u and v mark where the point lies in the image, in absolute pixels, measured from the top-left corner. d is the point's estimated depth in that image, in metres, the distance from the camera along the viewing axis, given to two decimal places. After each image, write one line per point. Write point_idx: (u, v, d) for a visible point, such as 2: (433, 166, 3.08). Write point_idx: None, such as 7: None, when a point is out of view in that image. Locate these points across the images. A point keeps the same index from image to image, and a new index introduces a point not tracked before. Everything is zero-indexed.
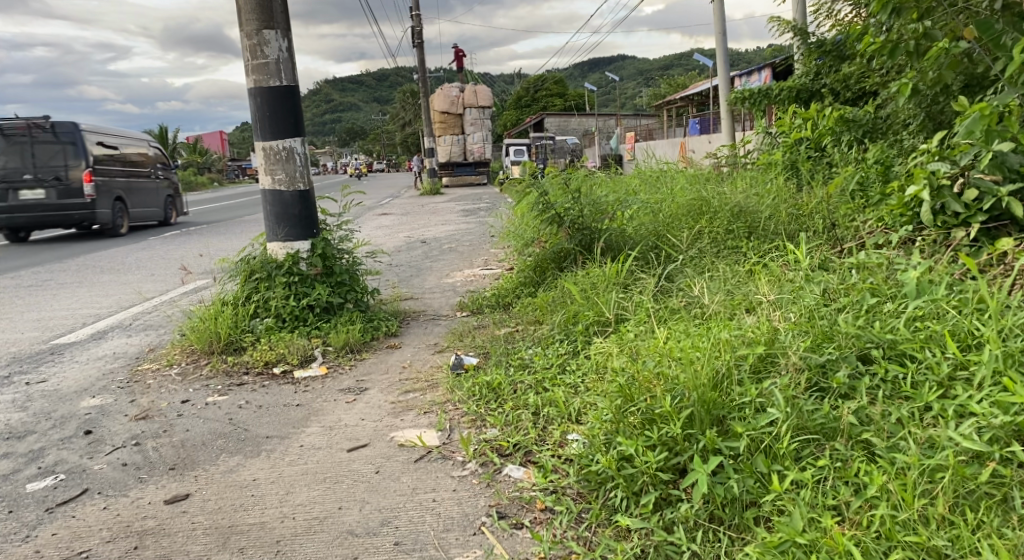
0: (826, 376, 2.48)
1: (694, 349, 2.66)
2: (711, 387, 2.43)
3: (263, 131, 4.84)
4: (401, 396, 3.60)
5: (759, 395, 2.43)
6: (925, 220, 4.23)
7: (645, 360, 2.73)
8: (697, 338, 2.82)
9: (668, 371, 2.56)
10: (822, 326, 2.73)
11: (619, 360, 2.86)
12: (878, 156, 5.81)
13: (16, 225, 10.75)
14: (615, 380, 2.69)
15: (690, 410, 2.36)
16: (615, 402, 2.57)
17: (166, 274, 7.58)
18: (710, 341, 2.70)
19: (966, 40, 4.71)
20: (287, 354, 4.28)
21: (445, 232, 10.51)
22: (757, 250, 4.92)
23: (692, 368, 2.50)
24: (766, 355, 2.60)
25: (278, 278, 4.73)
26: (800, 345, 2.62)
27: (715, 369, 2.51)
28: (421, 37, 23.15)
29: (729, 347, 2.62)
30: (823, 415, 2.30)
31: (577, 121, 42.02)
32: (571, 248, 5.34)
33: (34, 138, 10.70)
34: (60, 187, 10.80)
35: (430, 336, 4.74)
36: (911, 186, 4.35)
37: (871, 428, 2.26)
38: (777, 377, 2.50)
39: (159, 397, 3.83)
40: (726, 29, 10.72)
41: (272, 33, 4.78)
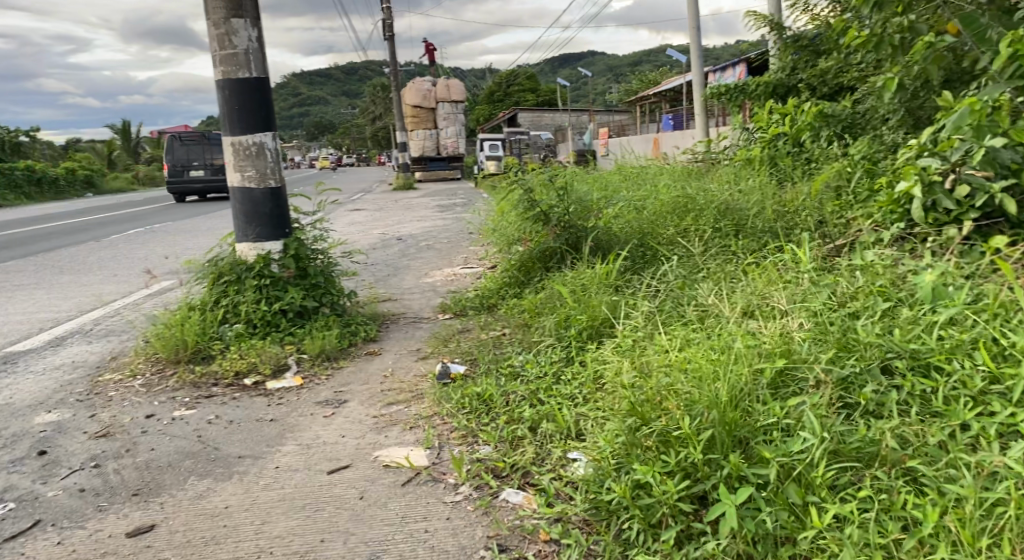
0: (851, 393, 2.32)
1: (706, 361, 2.49)
2: (730, 406, 2.27)
3: (232, 125, 4.57)
4: (384, 409, 3.38)
5: (784, 416, 2.26)
6: (916, 218, 4.09)
7: (654, 374, 2.56)
8: (706, 348, 2.66)
9: (682, 387, 2.39)
10: (838, 334, 2.57)
11: (623, 372, 2.69)
12: (863, 151, 5.70)
13: (190, 191, 17.55)
14: (623, 396, 2.51)
15: (712, 433, 2.19)
16: (623, 420, 2.40)
17: (129, 275, 7.25)
18: (723, 353, 2.54)
19: (951, 34, 4.62)
20: (259, 364, 4.03)
21: (421, 228, 10.31)
22: (747, 248, 4.78)
23: (708, 384, 2.34)
24: (784, 370, 2.43)
25: (248, 281, 4.47)
26: (819, 358, 2.46)
27: (733, 385, 2.34)
28: (392, 30, 22.81)
29: (745, 359, 2.45)
30: (859, 439, 2.13)
31: (550, 116, 41.84)
32: (558, 247, 5.18)
33: (201, 142, 18.05)
34: (213, 169, 18.02)
35: (411, 341, 4.52)
36: (902, 182, 4.21)
37: (911, 453, 2.09)
38: (799, 394, 2.35)
39: (122, 411, 3.56)
40: (699, 25, 10.63)
41: (241, 22, 4.51)
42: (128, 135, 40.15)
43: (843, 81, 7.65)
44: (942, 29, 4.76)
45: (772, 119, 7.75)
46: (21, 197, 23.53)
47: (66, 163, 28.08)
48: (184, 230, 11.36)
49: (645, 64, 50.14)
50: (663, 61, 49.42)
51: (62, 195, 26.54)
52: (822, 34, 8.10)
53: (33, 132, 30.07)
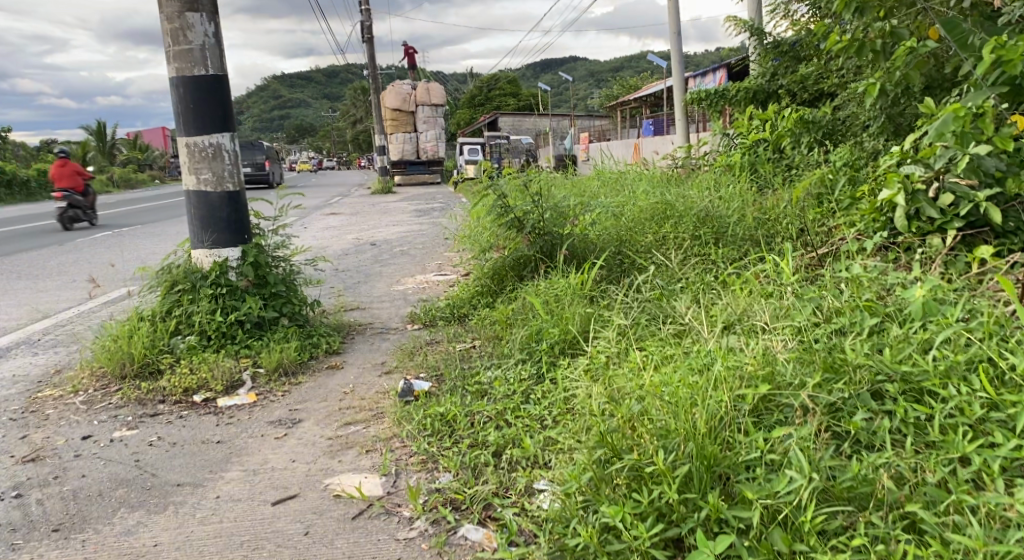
0: (839, 422, 2.14)
1: (683, 385, 2.30)
2: (709, 438, 2.07)
3: (186, 125, 4.31)
4: (341, 430, 3.15)
5: (769, 449, 2.07)
6: (899, 227, 3.93)
7: (626, 399, 2.36)
8: (683, 369, 2.47)
9: (657, 415, 2.20)
10: (825, 353, 2.39)
11: (594, 394, 2.50)
12: (845, 159, 5.56)
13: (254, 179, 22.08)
14: (593, 425, 2.31)
15: (688, 469, 1.99)
16: (592, 450, 2.19)
17: (87, 281, 6.94)
18: (701, 376, 2.35)
19: (933, 39, 4.49)
20: (210, 380, 3.78)
21: (396, 233, 10.08)
22: (727, 257, 4.63)
23: (685, 414, 2.15)
24: (767, 395, 2.24)
25: (203, 290, 4.23)
26: (805, 382, 2.26)
27: (711, 413, 2.15)
28: (371, 32, 22.55)
29: (725, 383, 2.26)
30: (852, 476, 1.94)
31: (530, 120, 41.73)
32: (532, 255, 5.02)
33: None
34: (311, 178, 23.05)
35: (375, 354, 4.28)
36: (884, 190, 4.01)
37: (909, 494, 1.90)
38: (783, 424, 2.16)
39: (56, 432, 3.30)
40: (680, 29, 10.49)
41: (196, 16, 4.27)
42: (102, 136, 39.49)
43: (824, 87, 7.52)
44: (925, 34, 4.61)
45: (752, 124, 7.61)
46: None
47: (36, 165, 27.46)
48: (152, 234, 11.04)
49: (626, 70, 50.22)
50: (643, 67, 49.65)
51: (31, 197, 25.94)
52: (802, 40, 7.96)
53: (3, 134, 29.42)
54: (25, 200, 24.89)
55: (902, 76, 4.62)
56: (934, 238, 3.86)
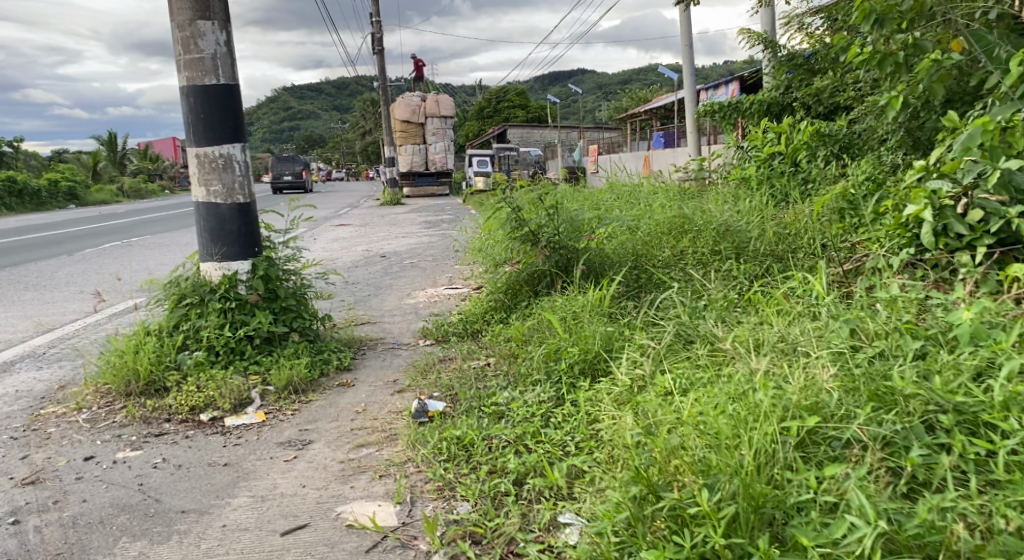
0: (894, 456, 2.02)
1: (723, 415, 2.18)
2: (756, 475, 1.95)
3: (197, 136, 4.20)
4: (352, 453, 3.02)
5: (824, 490, 1.94)
6: (926, 243, 3.76)
7: (662, 430, 2.24)
8: (717, 396, 2.34)
9: (697, 450, 2.07)
10: (870, 382, 2.26)
11: (626, 424, 2.37)
12: (864, 173, 5.41)
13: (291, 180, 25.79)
14: (628, 458, 2.19)
15: (735, 509, 1.87)
16: (627, 486, 2.07)
17: (95, 293, 6.86)
18: (739, 405, 2.22)
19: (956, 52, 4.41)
20: (217, 398, 3.66)
21: (407, 245, 10.00)
22: (749, 273, 4.51)
23: (728, 449, 2.03)
24: (812, 428, 2.12)
25: (212, 304, 4.10)
26: (852, 413, 2.14)
27: (757, 446, 2.03)
28: (381, 44, 22.57)
29: (767, 414, 2.14)
30: (919, 523, 1.80)
31: (539, 132, 41.69)
32: (547, 269, 4.88)
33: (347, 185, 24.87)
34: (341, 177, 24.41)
35: (387, 370, 4.15)
36: (910, 206, 3.87)
37: (982, 543, 1.76)
38: (831, 460, 2.04)
39: (58, 452, 3.19)
40: (692, 42, 10.41)
41: (208, 24, 4.16)
42: (113, 146, 39.71)
43: (840, 100, 7.40)
44: (948, 46, 4.53)
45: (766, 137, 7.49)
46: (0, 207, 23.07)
47: (47, 175, 27.54)
48: (160, 245, 10.98)
49: (635, 82, 50.20)
50: (652, 79, 49.60)
51: (43, 207, 25.99)
52: (817, 53, 7.83)
53: (16, 144, 29.50)
54: (37, 211, 24.89)
55: (924, 89, 4.44)
56: (963, 254, 3.70)
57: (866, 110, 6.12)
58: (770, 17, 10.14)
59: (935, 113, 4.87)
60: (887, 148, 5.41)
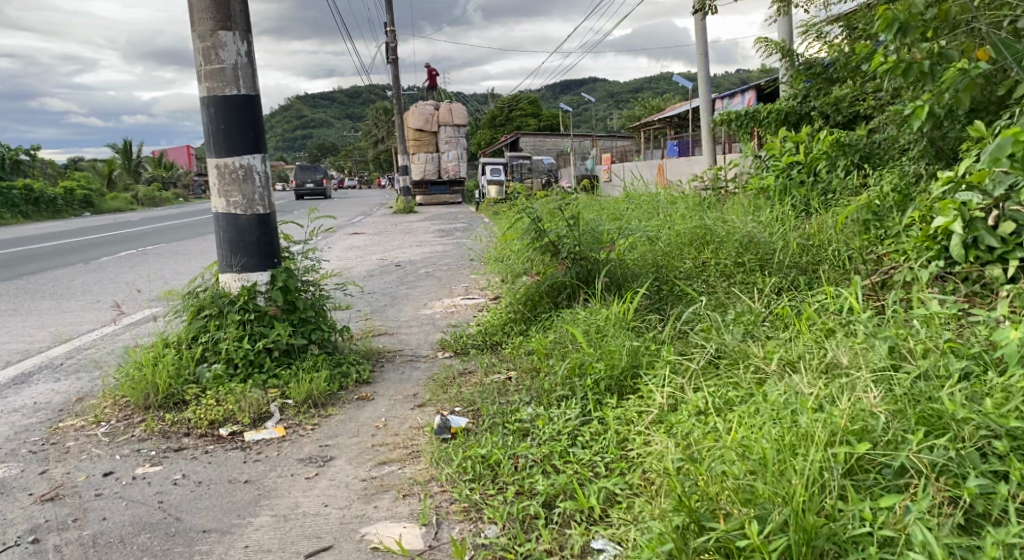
0: (952, 486, 2.00)
1: (768, 440, 2.17)
2: (807, 506, 1.94)
3: (217, 146, 4.17)
4: (374, 470, 2.96)
5: (879, 523, 1.93)
6: (955, 255, 3.70)
7: (705, 459, 2.23)
8: (758, 423, 2.33)
9: (741, 479, 2.08)
10: (917, 408, 2.24)
11: (667, 449, 2.36)
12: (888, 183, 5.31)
13: None
14: (670, 487, 2.18)
15: (786, 543, 1.86)
16: (670, 515, 2.08)
17: (111, 302, 6.85)
18: (782, 431, 2.21)
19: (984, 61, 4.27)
20: (237, 412, 3.61)
21: (421, 254, 9.95)
22: (773, 286, 4.43)
23: (775, 477, 2.03)
24: (862, 455, 2.10)
25: (231, 316, 4.05)
26: (901, 440, 2.13)
27: (805, 475, 2.01)
28: (395, 53, 22.63)
29: (814, 441, 2.12)
30: None
31: (551, 140, 41.64)
32: (568, 281, 4.80)
33: None
34: None
35: (407, 384, 4.09)
36: (939, 217, 3.78)
37: None
38: (880, 491, 2.03)
39: (77, 467, 3.14)
40: (708, 50, 10.34)
41: (229, 35, 4.14)
42: (128, 154, 40.00)
43: (860, 109, 7.31)
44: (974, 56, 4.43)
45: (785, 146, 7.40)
46: (16, 216, 23.22)
47: (63, 183, 27.72)
48: (175, 253, 10.97)
49: (646, 91, 50.18)
50: (664, 88, 49.52)
51: (58, 214, 26.15)
52: (835, 61, 7.73)
53: (32, 152, 29.73)
54: (52, 218, 25.01)
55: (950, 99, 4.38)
56: (994, 268, 3.60)
57: (887, 119, 6.02)
58: (787, 26, 10.06)
59: (959, 123, 4.82)
60: (909, 158, 5.29)
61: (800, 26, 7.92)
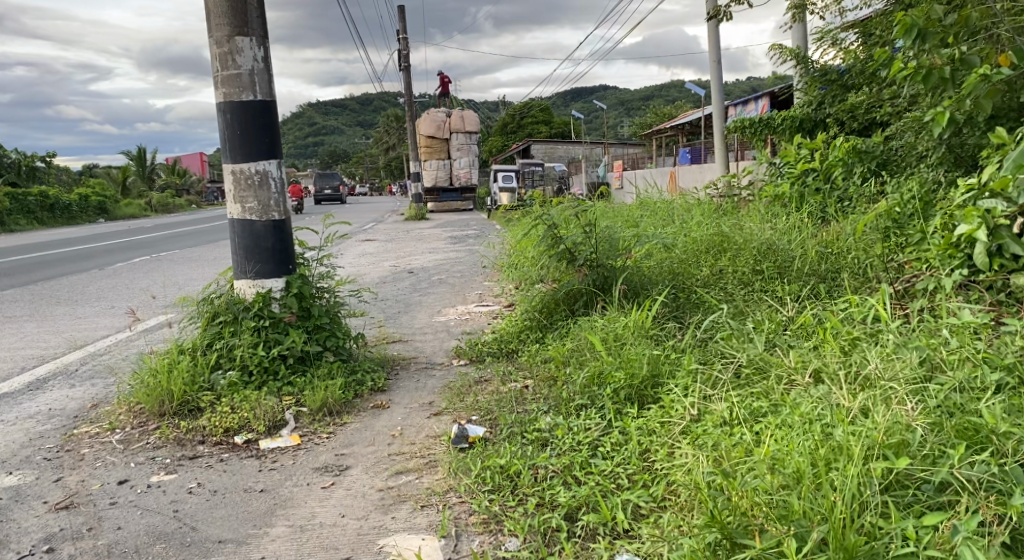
0: (997, 503, 1.96)
1: (802, 454, 2.16)
2: (845, 523, 1.92)
3: (233, 152, 4.15)
4: (391, 480, 2.92)
5: (920, 541, 1.90)
6: (979, 264, 3.59)
7: (737, 473, 2.21)
8: (791, 436, 2.30)
9: (773, 494, 2.08)
10: (956, 422, 2.21)
11: (697, 463, 2.35)
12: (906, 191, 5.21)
13: None
14: (703, 501, 2.16)
15: None
16: (701, 531, 2.08)
17: (126, 308, 6.84)
18: (816, 446, 2.18)
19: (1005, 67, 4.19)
20: (252, 420, 3.58)
21: (434, 260, 9.92)
22: (793, 294, 4.36)
23: (810, 492, 2.02)
24: (901, 471, 2.07)
25: (246, 322, 4.03)
26: (941, 455, 2.10)
27: (844, 491, 1.99)
28: (408, 61, 22.68)
29: (851, 456, 2.10)
30: None
31: (562, 147, 41.62)
32: (584, 288, 4.75)
33: None
34: None
35: (422, 392, 4.04)
36: (962, 226, 3.72)
37: None
38: (921, 508, 2.00)
39: (92, 475, 3.12)
40: (722, 57, 10.30)
41: (246, 41, 4.12)
42: (142, 161, 40.26)
43: (876, 116, 7.24)
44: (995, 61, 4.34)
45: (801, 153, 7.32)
46: (31, 221, 23.39)
47: (77, 189, 27.92)
48: (189, 259, 11.00)
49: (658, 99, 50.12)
50: (676, 95, 49.44)
51: (73, 221, 26.30)
52: (851, 68, 7.66)
53: (48, 158, 29.99)
54: (67, 224, 25.17)
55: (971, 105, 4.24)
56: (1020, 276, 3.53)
57: (903, 126, 5.91)
58: (802, 32, 10.00)
59: (979, 130, 4.77)
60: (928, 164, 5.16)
61: (815, 33, 7.86)
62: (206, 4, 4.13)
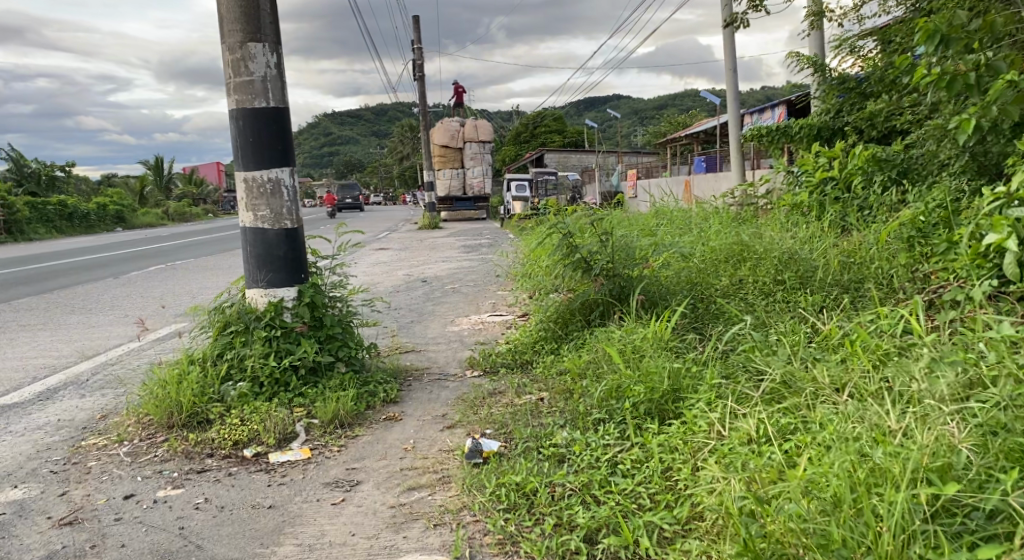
0: None
1: (839, 478, 2.07)
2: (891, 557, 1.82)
3: (246, 159, 4.09)
4: (403, 496, 2.83)
5: None
6: (1011, 274, 3.43)
7: (772, 500, 2.11)
8: (825, 460, 2.20)
9: (809, 521, 1.98)
10: (1004, 445, 2.10)
11: (727, 487, 2.26)
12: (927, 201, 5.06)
13: None
14: (735, 530, 2.07)
15: None
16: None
17: (138, 317, 6.80)
18: (855, 471, 2.09)
19: None
20: (262, 433, 3.50)
21: (447, 269, 9.84)
22: (815, 305, 4.24)
23: (851, 520, 1.93)
24: (948, 497, 1.97)
25: (257, 332, 3.94)
26: (991, 481, 2.00)
27: (889, 522, 1.89)
28: (422, 70, 22.71)
29: (895, 484, 2.00)
30: None
31: (576, 157, 41.56)
32: (601, 298, 4.65)
33: None
34: None
35: (435, 404, 3.95)
36: (991, 235, 3.56)
37: None
38: (972, 538, 1.90)
39: (98, 489, 3.05)
40: (738, 65, 10.19)
41: (259, 47, 4.06)
42: (159, 171, 40.57)
43: (897, 124, 7.10)
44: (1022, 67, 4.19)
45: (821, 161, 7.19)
46: (50, 231, 23.57)
47: (96, 198, 28.14)
48: (203, 268, 10.98)
49: (671, 108, 50.04)
50: (690, 104, 49.32)
51: (91, 230, 26.49)
52: (870, 75, 7.53)
53: (67, 168, 30.27)
54: (86, 233, 25.36)
55: (997, 111, 4.08)
56: None
57: (924, 134, 5.74)
58: (819, 40, 9.87)
59: (1005, 138, 4.62)
60: (953, 172, 5.02)
61: (832, 40, 7.74)
62: (219, 10, 4.07)
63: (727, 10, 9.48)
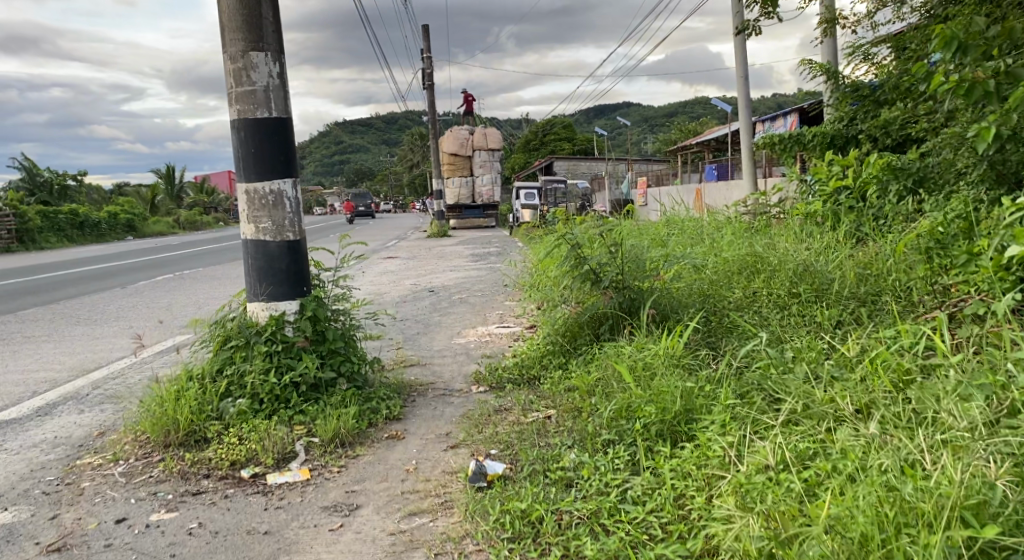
0: None
1: (866, 517, 1.97)
2: None
3: (247, 171, 4.00)
4: (403, 522, 2.72)
5: None
6: None
7: (795, 542, 2.01)
8: (850, 496, 2.09)
9: None
10: None
11: (745, 524, 2.16)
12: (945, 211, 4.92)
13: None
14: None
15: None
16: None
17: (142, 329, 6.72)
18: (882, 510, 1.98)
19: None
20: (260, 452, 3.40)
21: (455, 279, 9.74)
22: (832, 320, 4.11)
23: None
24: (984, 541, 1.86)
25: (257, 347, 3.84)
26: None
27: None
28: (431, 79, 22.69)
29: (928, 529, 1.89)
30: None
31: (585, 165, 41.45)
32: (610, 311, 4.52)
33: None
34: None
35: (439, 422, 3.84)
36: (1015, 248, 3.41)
37: None
38: None
39: (90, 512, 2.95)
40: (749, 73, 10.06)
41: (260, 56, 3.98)
42: (171, 179, 40.74)
43: (912, 132, 6.95)
44: None
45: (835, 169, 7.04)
46: (62, 239, 23.65)
47: (107, 207, 28.26)
48: (210, 278, 10.92)
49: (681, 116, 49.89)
50: (700, 112, 49.15)
51: (102, 238, 26.56)
52: (884, 83, 7.39)
53: (79, 177, 30.42)
54: (97, 241, 25.43)
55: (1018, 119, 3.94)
56: None
57: (940, 141, 5.58)
58: (832, 48, 9.74)
59: None
60: (971, 182, 4.88)
61: (846, 47, 7.60)
62: (220, 18, 4.00)
63: (738, 17, 9.37)
